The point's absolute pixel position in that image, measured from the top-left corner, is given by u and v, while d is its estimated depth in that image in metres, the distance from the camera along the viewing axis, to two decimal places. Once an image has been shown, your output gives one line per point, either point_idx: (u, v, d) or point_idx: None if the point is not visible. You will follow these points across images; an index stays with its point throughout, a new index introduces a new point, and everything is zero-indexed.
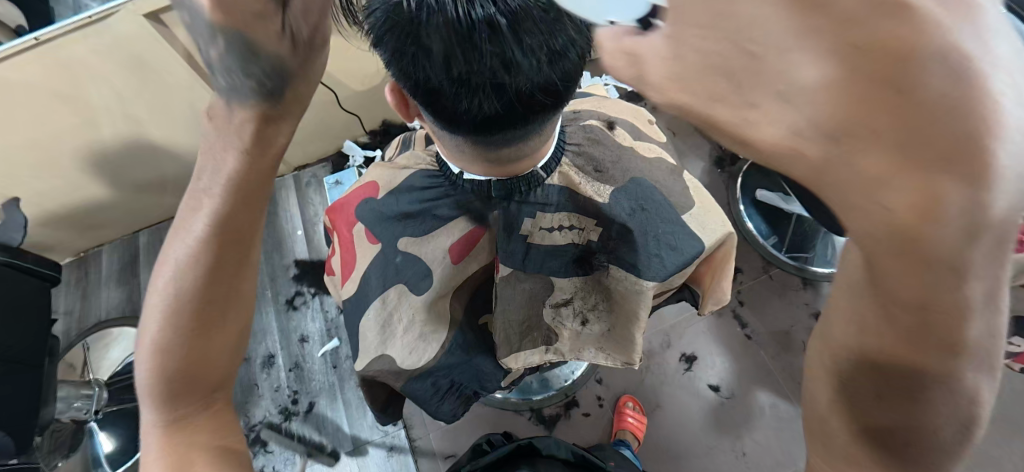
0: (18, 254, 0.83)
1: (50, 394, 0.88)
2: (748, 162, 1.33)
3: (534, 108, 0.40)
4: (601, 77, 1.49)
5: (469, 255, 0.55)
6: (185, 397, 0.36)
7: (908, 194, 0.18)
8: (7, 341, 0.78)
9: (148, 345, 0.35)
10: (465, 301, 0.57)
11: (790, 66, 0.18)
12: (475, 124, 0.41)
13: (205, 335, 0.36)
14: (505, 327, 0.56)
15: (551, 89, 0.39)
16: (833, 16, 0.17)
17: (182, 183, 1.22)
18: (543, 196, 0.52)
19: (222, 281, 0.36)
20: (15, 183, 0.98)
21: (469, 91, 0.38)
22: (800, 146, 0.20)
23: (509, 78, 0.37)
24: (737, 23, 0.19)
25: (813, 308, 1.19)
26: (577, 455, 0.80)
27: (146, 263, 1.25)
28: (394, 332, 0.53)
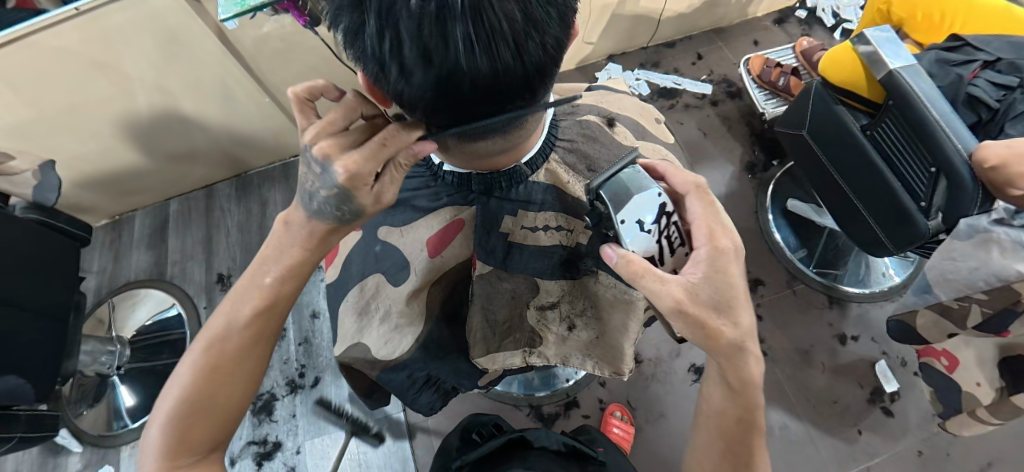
0: (52, 213, 0.88)
1: (73, 348, 0.92)
2: (782, 170, 1.26)
3: (503, 96, 0.39)
4: (633, 71, 1.44)
5: (448, 248, 0.54)
6: (183, 450, 0.47)
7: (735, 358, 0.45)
8: (34, 295, 0.82)
9: (175, 396, 0.47)
10: (445, 297, 0.56)
11: (718, 308, 0.43)
12: (463, 107, 0.39)
13: (220, 405, 0.49)
14: (485, 327, 0.56)
15: (518, 76, 0.37)
16: (730, 300, 0.44)
17: (211, 155, 1.26)
18: (521, 194, 0.52)
19: (240, 353, 0.50)
20: (59, 146, 1.04)
21: (426, 84, 0.37)
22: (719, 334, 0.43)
23: (502, 58, 0.35)
24: (708, 284, 0.44)
25: (837, 330, 1.13)
26: (568, 446, 0.78)
27: (174, 230, 1.31)
28: (371, 320, 0.54)
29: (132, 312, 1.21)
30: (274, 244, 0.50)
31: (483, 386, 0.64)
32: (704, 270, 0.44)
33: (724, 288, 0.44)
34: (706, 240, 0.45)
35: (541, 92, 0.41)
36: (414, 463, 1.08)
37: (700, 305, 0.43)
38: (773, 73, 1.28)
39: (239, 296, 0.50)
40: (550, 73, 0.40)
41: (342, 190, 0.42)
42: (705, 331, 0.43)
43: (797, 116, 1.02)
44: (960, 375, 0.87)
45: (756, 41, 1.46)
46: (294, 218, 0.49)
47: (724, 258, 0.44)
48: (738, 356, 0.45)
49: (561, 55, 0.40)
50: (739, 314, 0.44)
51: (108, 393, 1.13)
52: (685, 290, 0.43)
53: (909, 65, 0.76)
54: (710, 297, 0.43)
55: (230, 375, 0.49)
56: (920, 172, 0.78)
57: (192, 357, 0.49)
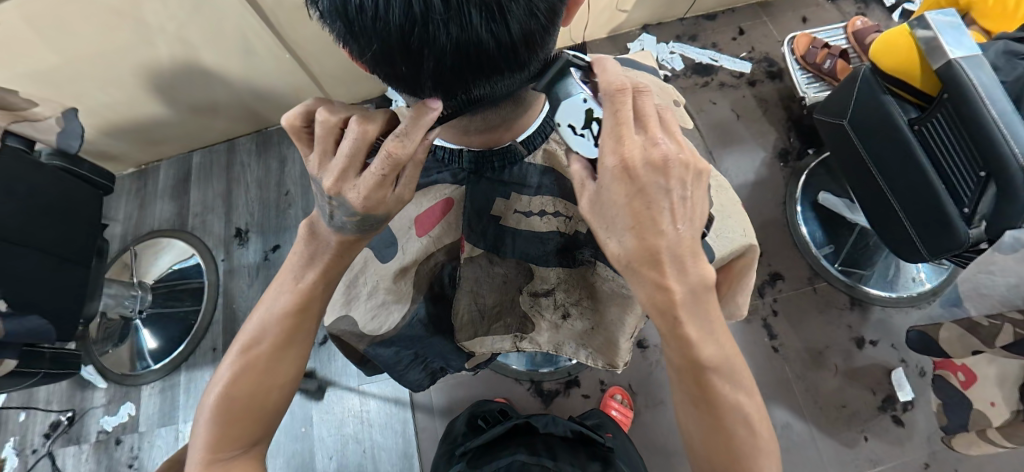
0: (75, 161, 0.89)
1: (94, 291, 0.96)
2: (817, 159, 1.18)
3: (483, 64, 0.36)
4: (667, 44, 1.36)
5: (437, 226, 0.56)
6: (224, 444, 0.49)
7: (647, 294, 0.41)
8: (54, 238, 0.84)
9: (217, 395, 0.50)
10: (432, 277, 0.57)
11: (611, 230, 0.40)
12: (444, 78, 0.37)
13: (259, 402, 0.51)
14: (470, 310, 0.56)
15: (500, 43, 0.34)
16: (625, 223, 0.39)
17: (233, 110, 1.26)
18: (516, 175, 0.53)
19: (275, 353, 0.52)
20: (85, 94, 1.04)
21: (402, 54, 0.34)
22: (620, 255, 0.41)
23: (480, 25, 0.32)
24: (604, 198, 0.40)
25: (856, 333, 1.08)
26: (574, 432, 0.78)
27: (196, 182, 1.33)
28: (358, 296, 0.56)
29: (155, 259, 1.26)
30: (302, 250, 0.52)
31: (470, 368, 0.65)
32: (603, 183, 0.40)
33: (616, 201, 0.39)
34: (611, 147, 0.39)
35: (530, 62, 0.38)
36: (414, 425, 1.12)
37: (597, 214, 0.41)
38: (819, 55, 1.19)
39: (275, 297, 0.53)
40: (541, 41, 0.37)
41: (362, 214, 0.46)
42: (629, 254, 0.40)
43: (840, 104, 0.94)
44: (976, 393, 0.83)
45: (805, 17, 1.35)
46: (319, 225, 0.51)
47: (630, 172, 0.39)
48: (660, 301, 0.41)
49: (552, 23, 0.36)
50: (638, 241, 0.39)
51: (131, 335, 1.19)
52: (590, 197, 0.42)
53: (971, 56, 0.68)
54: (601, 210, 0.41)
55: (267, 373, 0.52)
56: (967, 175, 0.72)
57: (230, 359, 0.52)
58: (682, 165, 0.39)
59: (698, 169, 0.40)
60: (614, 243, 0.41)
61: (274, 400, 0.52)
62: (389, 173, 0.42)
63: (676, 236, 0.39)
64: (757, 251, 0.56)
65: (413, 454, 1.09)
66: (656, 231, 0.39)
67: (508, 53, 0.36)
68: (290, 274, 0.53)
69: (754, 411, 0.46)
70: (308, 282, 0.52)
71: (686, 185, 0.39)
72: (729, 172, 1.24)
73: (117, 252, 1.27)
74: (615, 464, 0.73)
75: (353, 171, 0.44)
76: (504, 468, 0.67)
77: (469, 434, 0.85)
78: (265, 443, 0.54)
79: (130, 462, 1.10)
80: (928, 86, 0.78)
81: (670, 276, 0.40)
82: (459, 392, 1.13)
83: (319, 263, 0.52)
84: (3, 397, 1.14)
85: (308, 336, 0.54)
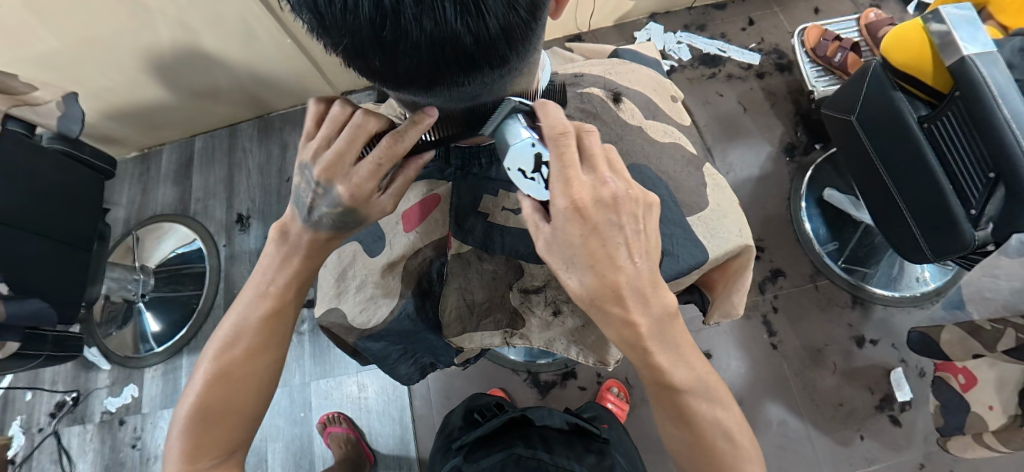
0: (76, 146, 0.90)
1: (95, 275, 0.97)
2: (824, 155, 1.16)
3: (460, 59, 0.35)
4: (675, 33, 1.33)
5: (423, 221, 0.59)
6: (202, 453, 0.50)
7: (610, 329, 0.42)
8: (51, 222, 0.84)
9: (190, 404, 0.51)
10: (421, 273, 0.58)
11: (568, 274, 0.41)
12: (421, 72, 0.36)
13: (235, 409, 0.52)
14: (459, 306, 0.56)
15: (477, 38, 0.33)
16: (583, 263, 0.40)
17: (234, 95, 1.24)
18: (499, 173, 0.57)
19: (248, 359, 0.53)
20: (86, 78, 1.04)
21: (375, 47, 0.33)
22: (581, 291, 0.41)
23: (457, 18, 0.31)
24: (559, 245, 0.41)
25: (856, 332, 1.07)
26: (571, 424, 0.78)
27: (198, 167, 1.34)
28: (348, 289, 0.59)
29: (158, 243, 1.27)
30: (277, 252, 0.54)
31: (461, 362, 0.66)
32: (556, 233, 0.41)
33: (570, 241, 0.40)
34: (560, 189, 0.40)
35: (512, 56, 0.37)
36: (411, 413, 1.13)
37: (556, 256, 0.42)
38: (829, 47, 1.16)
39: (247, 302, 0.54)
40: (523, 34, 0.36)
41: (347, 207, 0.48)
42: (603, 283, 0.40)
43: (848, 100, 0.92)
44: (975, 395, 0.82)
45: (817, 8, 1.32)
46: (294, 223, 0.54)
47: (580, 216, 0.40)
48: (621, 330, 0.42)
49: (535, 17, 0.35)
50: (596, 281, 0.40)
51: (134, 317, 1.21)
52: (546, 239, 0.42)
53: (984, 53, 0.66)
54: (557, 258, 0.41)
55: (240, 381, 0.52)
56: (975, 176, 0.71)
57: (202, 367, 0.52)
58: (630, 201, 0.40)
59: (645, 202, 0.42)
60: (571, 284, 0.41)
61: (251, 406, 0.53)
62: (386, 165, 0.45)
63: (630, 268, 0.40)
64: (753, 252, 0.55)
65: (410, 441, 1.11)
66: (610, 262, 0.40)
67: (487, 49, 0.34)
68: (263, 277, 0.54)
69: (734, 424, 0.46)
70: (282, 282, 0.54)
71: (637, 218, 0.41)
72: (734, 166, 1.22)
73: (120, 235, 1.29)
74: (609, 458, 0.73)
75: (347, 159, 0.45)
76: (499, 463, 0.68)
77: (466, 427, 0.86)
78: (243, 452, 0.54)
79: (133, 443, 1.12)
80: (938, 83, 0.76)
81: (633, 310, 0.41)
82: (456, 382, 1.14)
83: (291, 267, 0.55)
84: (9, 377, 1.16)
85: (280, 340, 0.56)
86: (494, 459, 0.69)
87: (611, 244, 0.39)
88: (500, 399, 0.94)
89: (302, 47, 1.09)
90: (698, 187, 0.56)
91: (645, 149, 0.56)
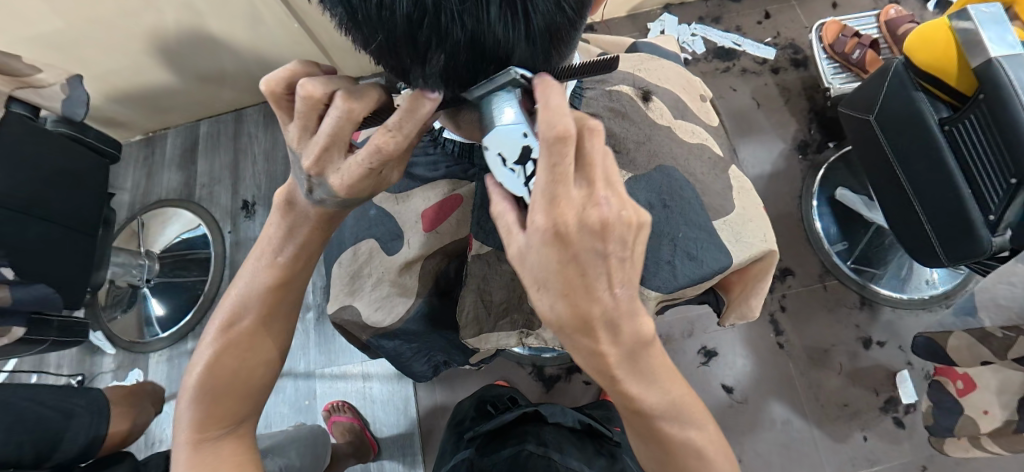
0: (80, 129, 0.88)
1: (101, 260, 0.97)
2: (838, 153, 1.14)
3: (498, 61, 0.34)
4: (690, 25, 1.30)
5: (441, 222, 0.58)
6: (212, 424, 0.50)
7: (585, 356, 0.37)
8: (52, 203, 0.82)
9: (199, 374, 0.51)
10: (439, 274, 0.58)
11: (539, 298, 0.34)
12: (455, 73, 0.35)
13: (244, 381, 0.53)
14: (475, 306, 0.55)
15: (518, 39, 0.32)
16: (554, 290, 0.33)
17: (240, 80, 1.22)
18: None
19: (255, 330, 0.53)
20: (91, 60, 1.01)
21: (411, 45, 0.32)
22: (548, 315, 0.35)
23: (499, 18, 0.30)
24: (528, 259, 0.33)
25: (863, 333, 1.07)
26: (582, 424, 0.78)
27: (203, 152, 1.32)
28: (364, 287, 0.58)
29: (163, 229, 1.26)
30: (280, 224, 0.50)
31: (477, 362, 0.67)
32: (530, 247, 0.33)
33: (544, 263, 0.32)
34: (542, 203, 0.31)
35: (551, 59, 0.36)
36: (415, 403, 1.13)
37: (525, 272, 0.34)
38: (848, 44, 1.14)
39: (250, 274, 0.52)
40: (564, 37, 0.34)
41: (343, 197, 0.44)
42: (569, 309, 0.34)
43: (868, 98, 0.90)
44: (970, 400, 0.84)
45: (835, 3, 1.30)
46: (296, 196, 0.48)
47: (563, 238, 0.31)
48: (597, 357, 0.37)
49: (577, 19, 0.34)
50: (568, 309, 0.34)
51: (139, 302, 1.21)
52: (520, 252, 0.34)
53: (1014, 54, 0.65)
54: (527, 270, 0.34)
55: (248, 353, 0.53)
56: (997, 182, 0.69)
57: (208, 338, 0.52)
58: (624, 225, 0.31)
59: (640, 223, 0.33)
60: (540, 304, 0.35)
61: (259, 378, 0.54)
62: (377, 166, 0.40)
63: (606, 299, 0.34)
64: (775, 257, 0.54)
65: (414, 430, 1.11)
66: (586, 290, 0.33)
67: (527, 51, 0.33)
68: (266, 248, 0.52)
69: (708, 445, 0.46)
70: (286, 258, 0.52)
71: (625, 246, 0.32)
72: (747, 163, 1.20)
73: (125, 220, 1.28)
74: (620, 460, 0.73)
75: (335, 154, 0.41)
76: (510, 458, 0.69)
77: (477, 418, 0.87)
78: (252, 419, 0.55)
79: None
80: (962, 86, 0.74)
81: (603, 343, 0.36)
82: (462, 375, 1.14)
83: (296, 242, 0.51)
84: (14, 360, 1.16)
85: (284, 313, 0.55)
86: (506, 455, 0.70)
87: (592, 277, 0.32)
88: (514, 390, 0.94)
89: (310, 32, 1.07)
90: (721, 190, 0.55)
91: (673, 151, 0.55)
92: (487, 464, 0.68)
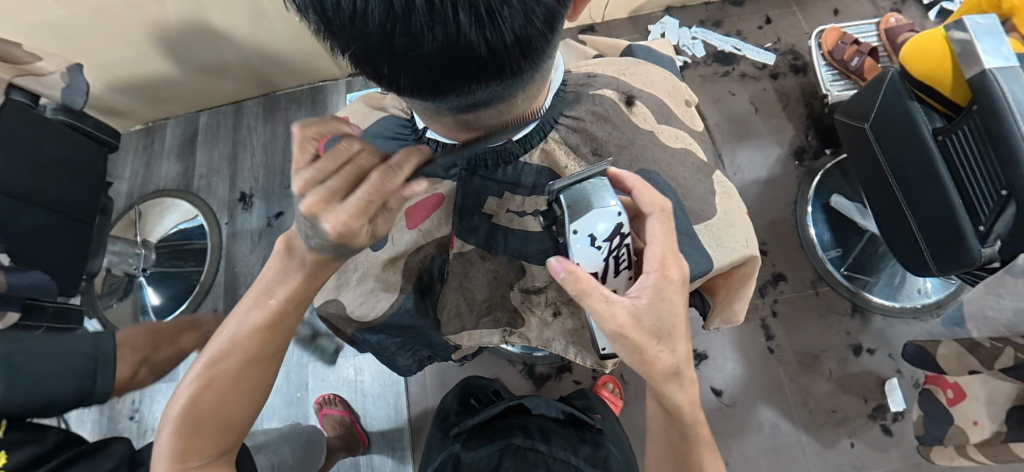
0: (80, 118, 0.88)
1: (97, 248, 0.97)
2: (834, 160, 1.15)
3: (472, 69, 0.34)
4: (691, 28, 1.30)
5: (429, 219, 0.57)
6: (192, 454, 0.50)
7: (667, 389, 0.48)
8: (49, 191, 0.83)
9: (183, 404, 0.50)
10: (422, 269, 0.59)
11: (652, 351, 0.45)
12: (432, 81, 0.35)
13: (228, 415, 0.51)
14: (456, 304, 0.59)
15: (491, 48, 0.32)
16: (660, 336, 0.45)
17: (241, 72, 1.23)
18: (506, 176, 0.54)
19: (243, 367, 0.52)
20: (92, 49, 1.02)
21: (387, 52, 0.32)
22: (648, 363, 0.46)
23: (471, 29, 0.30)
24: (646, 318, 0.45)
25: (853, 340, 1.07)
26: (566, 413, 0.79)
27: (202, 143, 1.33)
28: (348, 282, 0.59)
29: (161, 219, 1.27)
30: (277, 266, 0.53)
31: (460, 358, 0.68)
32: (647, 306, 0.45)
33: (658, 313, 0.45)
34: (660, 264, 0.46)
35: (526, 67, 0.36)
36: (407, 398, 1.14)
37: (641, 331, 0.45)
38: (847, 51, 1.14)
39: (246, 311, 0.52)
40: (538, 46, 0.35)
41: (333, 242, 0.43)
42: (641, 356, 0.45)
43: (863, 106, 0.90)
44: (960, 410, 0.84)
45: (837, 10, 1.30)
46: (295, 241, 0.51)
47: (670, 289, 0.46)
48: (670, 384, 0.48)
49: (550, 28, 0.34)
50: (663, 350, 0.46)
51: (135, 291, 1.21)
52: (631, 314, 0.45)
53: (1007, 67, 0.65)
54: (644, 331, 0.45)
55: (234, 388, 0.51)
56: (988, 193, 0.69)
57: (194, 369, 0.51)
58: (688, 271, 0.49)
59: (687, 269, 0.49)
60: (658, 357, 0.45)
61: (243, 412, 0.53)
62: (376, 201, 0.41)
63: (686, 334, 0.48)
64: (757, 262, 0.55)
65: (404, 425, 1.12)
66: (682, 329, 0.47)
67: (500, 59, 0.34)
68: (263, 288, 0.53)
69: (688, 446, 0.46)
70: (282, 299, 0.52)
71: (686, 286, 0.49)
72: (742, 168, 1.20)
73: (123, 209, 1.29)
74: (603, 448, 0.74)
75: (336, 196, 0.41)
76: (496, 453, 0.68)
77: (461, 412, 0.87)
78: (232, 450, 0.54)
79: (132, 414, 1.14)
80: (958, 96, 0.74)
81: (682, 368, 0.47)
82: (453, 371, 1.15)
83: (293, 283, 0.52)
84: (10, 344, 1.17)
85: (275, 351, 0.54)
86: (491, 449, 0.69)
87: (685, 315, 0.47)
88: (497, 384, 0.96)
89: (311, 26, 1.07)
90: (704, 194, 0.56)
91: (656, 155, 0.55)
92: (474, 457, 0.68)
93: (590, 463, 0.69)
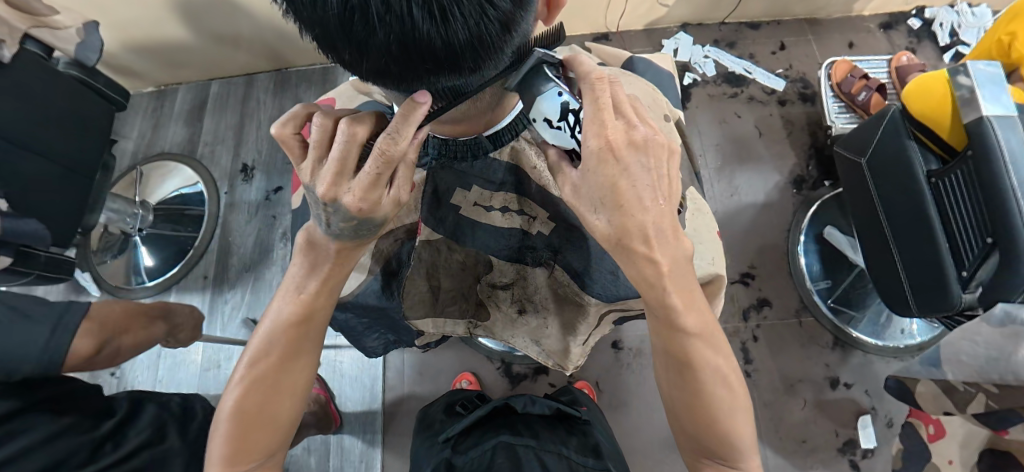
0: (92, 74, 0.90)
1: (96, 203, 0.99)
2: (832, 192, 1.15)
3: (428, 62, 0.35)
4: (703, 46, 1.30)
5: None
6: (242, 457, 0.50)
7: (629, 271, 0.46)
8: (52, 141, 0.84)
9: (229, 409, 0.50)
10: (391, 253, 0.60)
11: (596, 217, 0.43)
12: (391, 71, 0.36)
13: (274, 416, 0.52)
14: (419, 301, 0.62)
15: (447, 44, 0.33)
16: (605, 206, 0.42)
17: (256, 44, 1.24)
18: (479, 169, 0.52)
19: (282, 366, 0.52)
20: (110, 8, 1.04)
21: (344, 39, 0.33)
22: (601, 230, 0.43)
23: (425, 24, 0.31)
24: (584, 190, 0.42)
25: (832, 372, 1.07)
26: (552, 409, 0.79)
27: (210, 110, 1.35)
28: None
29: (162, 181, 1.29)
30: (302, 262, 0.53)
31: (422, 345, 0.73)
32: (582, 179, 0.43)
33: (597, 185, 0.41)
34: (594, 130, 0.41)
35: (486, 65, 0.37)
36: (383, 382, 1.15)
37: (580, 201, 0.43)
38: (855, 85, 1.14)
39: (277, 310, 0.53)
40: (495, 47, 0.35)
41: (359, 218, 0.46)
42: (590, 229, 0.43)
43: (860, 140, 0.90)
44: (938, 447, 0.80)
45: (852, 42, 1.30)
46: (315, 236, 0.51)
47: (610, 163, 0.40)
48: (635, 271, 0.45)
49: (509, 30, 0.35)
50: (613, 227, 0.42)
51: (129, 250, 1.23)
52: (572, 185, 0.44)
53: (1004, 117, 0.65)
54: (582, 201, 0.43)
55: (276, 387, 0.52)
56: (973, 240, 0.70)
57: (236, 376, 0.52)
58: (658, 144, 0.41)
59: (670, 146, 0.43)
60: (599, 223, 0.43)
61: (291, 412, 0.53)
62: (384, 169, 0.41)
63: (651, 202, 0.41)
64: (724, 280, 0.56)
65: (377, 409, 1.13)
66: (639, 201, 0.41)
67: (457, 56, 0.34)
68: (292, 285, 0.53)
69: None
70: (310, 293, 0.53)
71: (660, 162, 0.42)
72: (739, 190, 1.21)
73: (126, 168, 1.31)
74: (592, 437, 0.75)
75: (346, 177, 0.43)
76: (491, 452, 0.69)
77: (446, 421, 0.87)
78: (282, 451, 0.55)
79: (113, 370, 1.15)
80: (954, 139, 0.74)
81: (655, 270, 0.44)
82: (432, 360, 1.16)
83: (320, 276, 0.52)
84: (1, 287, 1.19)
85: (310, 346, 0.55)
86: (484, 447, 0.69)
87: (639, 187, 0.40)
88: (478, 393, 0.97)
89: None
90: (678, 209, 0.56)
91: None
92: (467, 459, 0.68)
93: (577, 452, 0.70)
